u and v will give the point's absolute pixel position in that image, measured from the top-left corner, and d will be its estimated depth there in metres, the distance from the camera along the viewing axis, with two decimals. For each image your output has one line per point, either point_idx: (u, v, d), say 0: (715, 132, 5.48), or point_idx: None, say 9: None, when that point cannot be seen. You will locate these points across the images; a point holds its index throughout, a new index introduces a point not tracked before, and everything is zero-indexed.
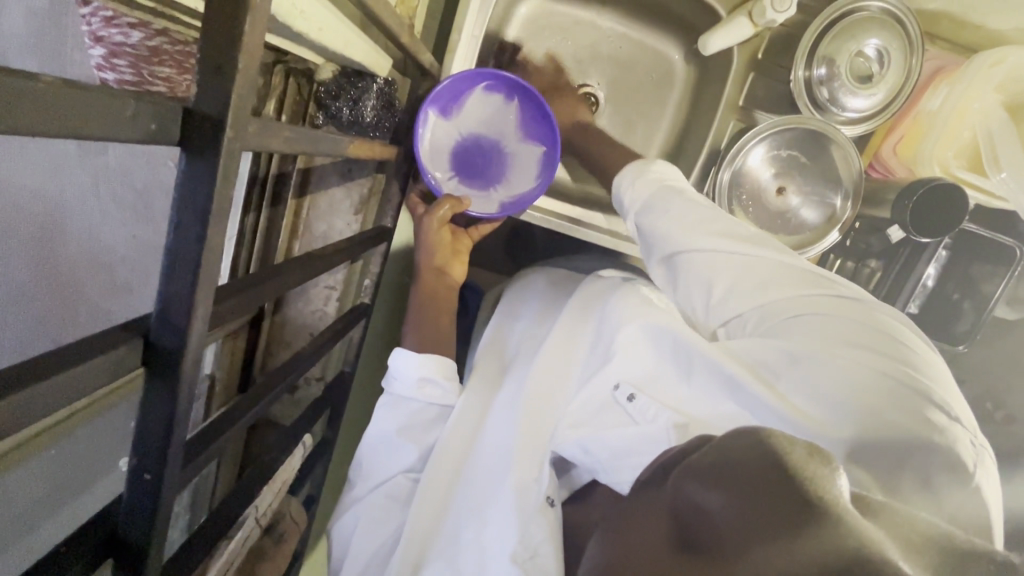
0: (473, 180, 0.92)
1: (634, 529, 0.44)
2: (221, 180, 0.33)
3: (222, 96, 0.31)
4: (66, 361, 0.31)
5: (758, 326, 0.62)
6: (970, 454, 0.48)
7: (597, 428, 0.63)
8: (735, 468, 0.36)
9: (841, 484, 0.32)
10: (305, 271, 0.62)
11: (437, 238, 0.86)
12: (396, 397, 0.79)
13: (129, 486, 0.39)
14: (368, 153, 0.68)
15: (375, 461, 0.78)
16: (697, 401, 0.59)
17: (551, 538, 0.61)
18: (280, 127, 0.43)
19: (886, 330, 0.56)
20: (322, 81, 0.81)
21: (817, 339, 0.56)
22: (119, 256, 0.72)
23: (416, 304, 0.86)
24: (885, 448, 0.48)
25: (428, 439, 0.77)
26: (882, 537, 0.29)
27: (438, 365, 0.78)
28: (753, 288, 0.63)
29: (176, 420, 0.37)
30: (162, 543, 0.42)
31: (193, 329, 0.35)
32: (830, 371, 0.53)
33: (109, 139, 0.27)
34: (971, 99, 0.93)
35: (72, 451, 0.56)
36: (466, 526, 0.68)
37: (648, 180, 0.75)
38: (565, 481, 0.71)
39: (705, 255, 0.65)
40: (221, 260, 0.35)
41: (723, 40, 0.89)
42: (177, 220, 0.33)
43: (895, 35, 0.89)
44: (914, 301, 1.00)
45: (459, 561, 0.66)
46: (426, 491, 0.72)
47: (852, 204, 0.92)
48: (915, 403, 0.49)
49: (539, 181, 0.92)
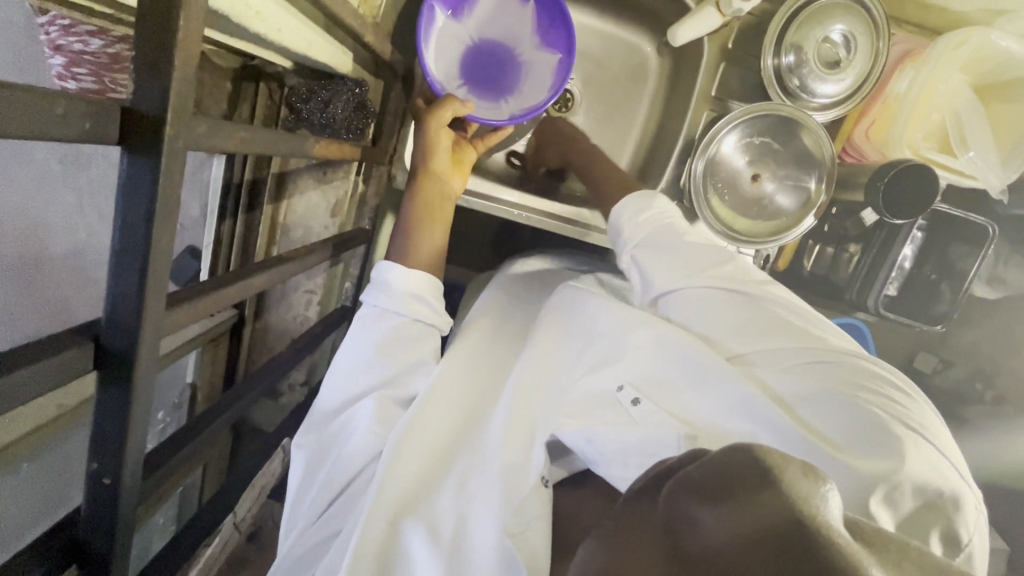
0: (483, 88, 0.90)
1: (627, 538, 0.41)
2: (164, 178, 0.32)
3: (160, 92, 0.31)
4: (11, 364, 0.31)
5: (779, 364, 0.62)
6: (974, 509, 0.49)
7: (592, 421, 0.62)
8: (733, 484, 0.35)
9: (829, 504, 0.32)
10: (276, 271, 0.60)
11: (435, 139, 0.83)
12: (380, 310, 0.76)
13: (87, 494, 0.38)
14: (333, 153, 0.67)
15: (345, 400, 0.75)
16: (705, 414, 0.59)
17: (544, 515, 0.61)
18: (235, 128, 0.43)
19: (878, 376, 0.59)
20: (291, 84, 0.83)
21: (823, 378, 0.59)
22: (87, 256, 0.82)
23: (410, 207, 0.83)
24: (917, 492, 0.48)
25: (407, 358, 0.75)
26: (868, 557, 0.29)
27: (427, 283, 0.77)
28: (755, 331, 0.66)
29: (131, 422, 0.37)
30: (128, 548, 0.41)
31: (143, 329, 0.35)
32: (842, 409, 0.55)
33: (35, 139, 0.27)
34: (938, 81, 0.91)
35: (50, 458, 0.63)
36: (445, 498, 0.67)
37: (650, 217, 0.79)
38: (562, 463, 0.69)
39: (690, 294, 0.70)
40: (170, 259, 0.35)
41: (691, 31, 0.90)
42: (122, 218, 0.33)
43: (860, 20, 0.90)
44: (891, 283, 1.01)
45: (437, 527, 0.64)
46: (404, 444, 0.68)
47: (826, 187, 0.92)
48: (925, 450, 0.51)
49: (552, 89, 0.90)
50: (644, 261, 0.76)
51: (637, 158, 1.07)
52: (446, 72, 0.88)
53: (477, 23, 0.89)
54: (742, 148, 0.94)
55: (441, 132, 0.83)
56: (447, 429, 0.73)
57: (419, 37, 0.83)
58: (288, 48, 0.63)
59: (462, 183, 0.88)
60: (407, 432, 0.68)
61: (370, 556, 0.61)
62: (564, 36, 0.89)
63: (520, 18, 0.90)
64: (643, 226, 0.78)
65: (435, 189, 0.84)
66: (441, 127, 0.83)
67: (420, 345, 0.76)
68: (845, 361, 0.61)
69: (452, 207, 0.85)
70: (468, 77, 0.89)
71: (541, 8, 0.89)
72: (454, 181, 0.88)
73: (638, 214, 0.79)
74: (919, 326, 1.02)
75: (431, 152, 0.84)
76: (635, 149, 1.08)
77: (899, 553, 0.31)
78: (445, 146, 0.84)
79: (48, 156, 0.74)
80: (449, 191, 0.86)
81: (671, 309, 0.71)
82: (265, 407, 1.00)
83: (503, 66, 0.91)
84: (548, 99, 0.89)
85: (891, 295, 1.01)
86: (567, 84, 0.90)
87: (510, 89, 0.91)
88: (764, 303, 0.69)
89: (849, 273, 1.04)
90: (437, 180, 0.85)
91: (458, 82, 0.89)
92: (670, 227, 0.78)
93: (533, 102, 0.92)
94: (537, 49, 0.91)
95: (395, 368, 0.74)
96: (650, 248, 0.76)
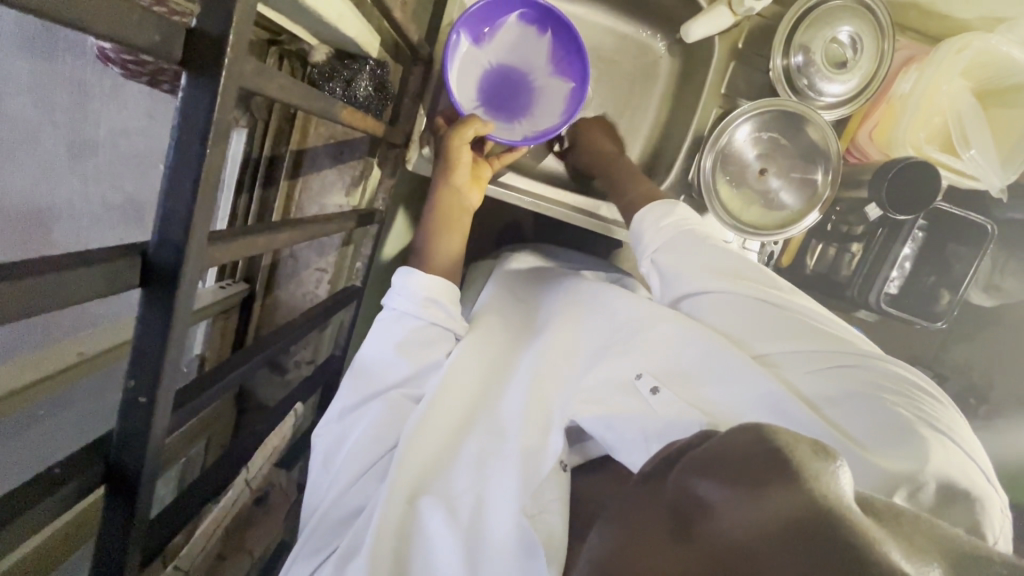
0: (501, 110, 0.93)
1: (637, 517, 0.42)
2: (221, 100, 0.34)
3: (223, 12, 0.32)
4: (43, 267, 0.30)
5: (807, 361, 0.63)
6: (999, 512, 0.51)
7: (611, 408, 0.64)
8: (743, 468, 0.36)
9: (841, 482, 0.32)
10: (298, 233, 0.61)
11: (456, 155, 0.85)
12: (399, 313, 0.78)
13: (123, 414, 0.39)
14: (360, 124, 0.69)
15: (366, 384, 0.76)
16: (732, 407, 0.61)
17: (562, 497, 0.62)
18: (278, 74, 0.44)
19: (909, 383, 0.60)
20: (316, 62, 0.84)
21: (851, 380, 0.60)
22: (94, 216, 0.80)
23: (429, 217, 0.86)
24: (941, 487, 0.51)
25: (428, 356, 0.76)
26: (878, 532, 0.29)
27: (444, 288, 0.78)
28: (783, 331, 0.66)
29: (171, 342, 0.38)
30: (152, 477, 0.42)
31: (190, 246, 0.36)
32: (868, 410, 0.58)
33: (112, 39, 0.28)
34: (940, 83, 0.94)
35: (58, 408, 0.67)
36: (463, 476, 0.69)
37: (671, 220, 0.79)
38: (578, 450, 0.70)
39: (716, 296, 0.71)
40: (219, 184, 0.37)
41: (703, 28, 0.93)
42: (179, 135, 0.34)
43: (867, 23, 0.93)
44: (893, 280, 1.03)
45: (455, 507, 0.66)
46: (421, 427, 0.70)
47: (833, 181, 0.94)
48: (949, 447, 0.54)
49: (564, 116, 0.92)
50: (666, 266, 0.76)
51: (646, 153, 1.10)
52: (466, 93, 0.90)
53: (498, 50, 0.92)
54: (753, 141, 0.96)
55: (462, 148, 0.85)
56: (464, 416, 0.75)
57: (444, 63, 0.86)
58: (321, 17, 0.65)
59: (480, 197, 0.89)
60: (424, 417, 0.70)
61: (391, 531, 0.64)
62: (580, 66, 0.91)
63: (539, 47, 0.93)
64: (663, 231, 0.78)
65: (454, 202, 0.86)
66: (463, 143, 0.85)
67: (438, 346, 0.77)
68: (874, 365, 0.62)
69: (469, 219, 0.87)
70: (488, 99, 0.92)
71: (558, 38, 0.91)
72: (472, 195, 0.90)
73: (660, 220, 0.79)
74: (920, 322, 1.03)
75: (452, 167, 0.85)
76: (643, 145, 1.10)
77: (909, 526, 0.32)
78: (466, 161, 0.86)
79: (57, 144, 0.76)
80: (467, 205, 0.88)
81: (694, 311, 0.73)
82: (271, 383, 1.00)
83: (519, 91, 0.93)
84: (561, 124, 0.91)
85: (892, 292, 1.03)
86: (579, 112, 0.92)
87: (526, 110, 0.93)
88: (799, 306, 0.70)
89: (851, 272, 1.06)
90: (456, 193, 0.87)
91: (476, 103, 0.92)
92: (691, 233, 0.77)
93: (548, 125, 0.93)
94: (551, 77, 0.94)
95: (415, 365, 0.75)
96: (669, 252, 0.77)
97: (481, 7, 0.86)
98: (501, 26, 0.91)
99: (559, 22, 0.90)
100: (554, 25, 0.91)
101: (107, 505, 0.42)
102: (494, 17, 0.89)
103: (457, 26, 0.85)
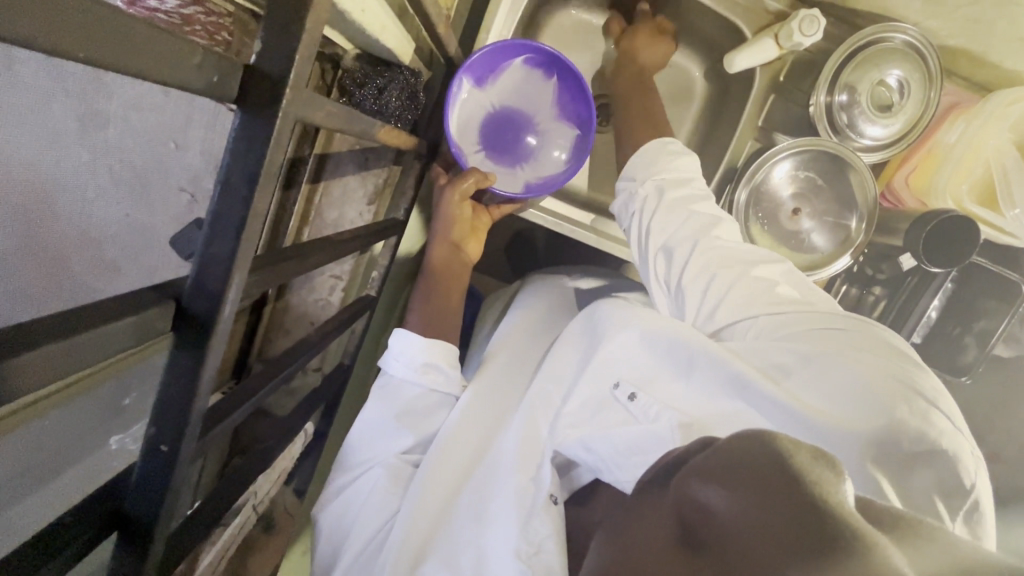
0: (501, 155, 0.93)
1: (639, 535, 0.46)
2: (274, 142, 0.32)
3: (286, 53, 0.30)
4: (54, 332, 0.28)
5: (771, 331, 0.63)
6: (972, 458, 0.49)
7: (595, 427, 0.64)
8: (741, 469, 0.37)
9: (845, 489, 0.33)
10: (323, 255, 0.58)
11: (457, 214, 0.86)
12: (398, 379, 0.79)
13: (144, 455, 0.38)
14: (395, 142, 0.65)
15: (367, 448, 0.77)
16: (696, 399, 0.60)
17: (554, 533, 0.62)
18: (324, 101, 0.41)
19: (883, 340, 0.59)
20: (347, 67, 0.78)
21: (814, 343, 0.59)
22: (109, 234, 0.61)
23: (427, 279, 0.87)
24: (908, 445, 0.48)
25: (429, 426, 0.78)
26: (886, 539, 0.30)
27: (442, 352, 0.79)
28: (749, 298, 0.67)
29: (198, 389, 0.36)
30: (168, 517, 0.41)
31: (228, 294, 0.34)
32: (833, 375, 0.56)
33: (170, 83, 0.27)
34: (986, 137, 0.97)
35: (55, 432, 0.52)
36: (465, 529, 0.69)
37: (664, 154, 0.78)
38: (566, 483, 0.71)
39: (709, 244, 0.70)
40: (262, 227, 0.34)
41: (747, 59, 0.89)
42: (225, 179, 0.32)
43: (916, 68, 0.91)
44: (917, 332, 0.99)
45: (457, 562, 0.66)
46: (427, 485, 0.70)
47: (866, 228, 0.93)
48: (920, 404, 0.51)
49: (568, 165, 0.92)
50: (670, 207, 0.73)
51: None
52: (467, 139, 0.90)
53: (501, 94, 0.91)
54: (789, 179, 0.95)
55: (461, 204, 0.85)
56: (468, 453, 0.75)
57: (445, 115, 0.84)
58: (362, 29, 0.62)
59: (478, 248, 0.90)
60: (430, 469, 0.71)
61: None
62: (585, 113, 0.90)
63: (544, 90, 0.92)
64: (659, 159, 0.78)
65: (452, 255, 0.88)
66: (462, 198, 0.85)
67: (440, 413, 0.79)
68: (847, 325, 0.61)
69: (469, 272, 0.89)
70: (487, 142, 0.93)
71: (564, 82, 0.90)
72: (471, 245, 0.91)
73: (663, 148, 0.79)
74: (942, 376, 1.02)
75: (451, 224, 0.86)
76: None
77: (911, 531, 0.32)
78: (467, 217, 0.87)
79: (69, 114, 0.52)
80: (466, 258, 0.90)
81: (683, 258, 0.71)
82: (278, 391, 0.98)
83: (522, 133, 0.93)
84: (564, 174, 0.91)
85: (915, 342, 1.00)
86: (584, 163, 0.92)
87: (529, 154, 0.94)
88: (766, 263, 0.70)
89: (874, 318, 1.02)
90: (454, 249, 0.87)
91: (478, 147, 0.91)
92: (684, 173, 0.77)
93: (550, 172, 0.94)
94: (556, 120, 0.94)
95: (417, 437, 0.76)
96: (668, 177, 0.76)
97: (481, 57, 0.84)
98: (506, 69, 0.89)
99: (565, 67, 0.88)
100: (559, 70, 0.90)
101: (120, 544, 0.41)
102: (496, 63, 0.88)
103: (458, 74, 0.83)
